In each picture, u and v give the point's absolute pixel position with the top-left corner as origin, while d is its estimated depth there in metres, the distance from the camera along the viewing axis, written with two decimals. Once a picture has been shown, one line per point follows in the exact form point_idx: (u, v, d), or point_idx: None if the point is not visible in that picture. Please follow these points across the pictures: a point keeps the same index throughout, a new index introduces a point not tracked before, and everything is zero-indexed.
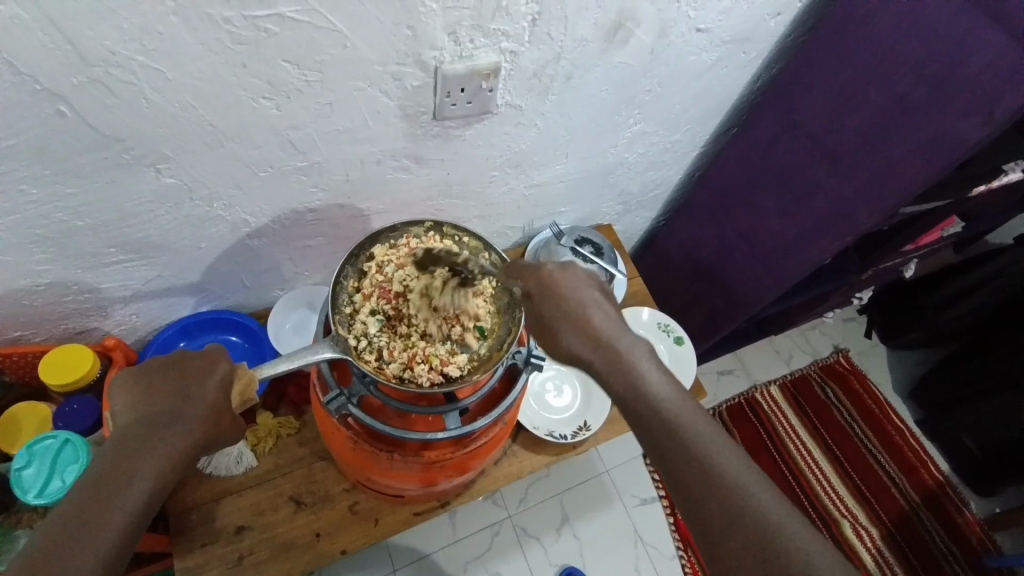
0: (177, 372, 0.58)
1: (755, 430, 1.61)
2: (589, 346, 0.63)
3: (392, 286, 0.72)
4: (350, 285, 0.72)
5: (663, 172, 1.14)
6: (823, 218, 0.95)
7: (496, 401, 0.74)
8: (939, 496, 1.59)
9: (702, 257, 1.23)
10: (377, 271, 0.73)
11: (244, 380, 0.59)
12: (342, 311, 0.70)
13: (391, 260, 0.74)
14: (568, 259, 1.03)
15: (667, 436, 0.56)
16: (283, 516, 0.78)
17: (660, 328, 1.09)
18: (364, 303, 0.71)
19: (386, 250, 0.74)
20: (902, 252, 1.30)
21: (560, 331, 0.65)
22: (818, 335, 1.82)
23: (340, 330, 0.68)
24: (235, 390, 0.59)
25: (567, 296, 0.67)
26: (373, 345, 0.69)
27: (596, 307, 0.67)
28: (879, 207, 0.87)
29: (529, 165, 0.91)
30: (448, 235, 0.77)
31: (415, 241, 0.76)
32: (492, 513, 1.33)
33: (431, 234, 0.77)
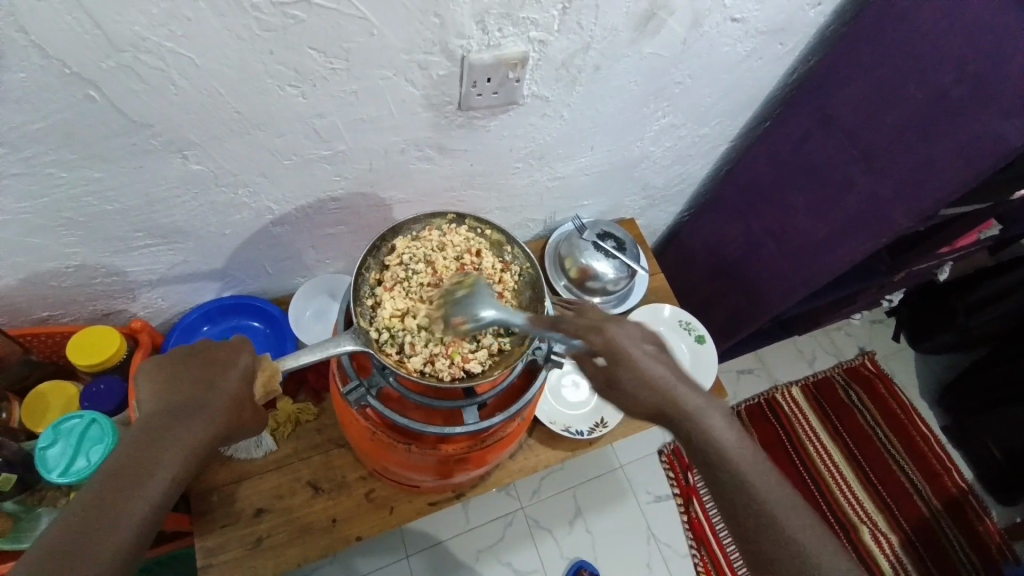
0: (200, 361, 0.59)
1: (774, 430, 1.58)
2: (662, 407, 0.59)
3: (413, 281, 0.73)
4: (372, 278, 0.72)
5: (690, 167, 1.11)
6: (856, 218, 0.92)
7: (514, 397, 0.73)
8: (963, 505, 1.55)
9: (727, 255, 1.20)
10: (399, 264, 0.73)
11: (266, 375, 0.60)
12: (365, 304, 0.70)
13: (413, 254, 0.74)
14: (590, 253, 1.01)
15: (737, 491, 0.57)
16: (300, 501, 0.79)
17: (682, 326, 1.07)
18: (387, 297, 0.71)
19: (408, 242, 0.74)
20: (936, 254, 1.26)
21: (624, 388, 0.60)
22: (843, 336, 1.78)
23: (363, 323, 0.68)
24: (259, 383, 0.60)
25: (636, 361, 0.60)
26: (396, 339, 0.69)
27: (660, 365, 0.61)
28: (916, 209, 0.83)
29: (553, 157, 0.90)
30: (469, 227, 0.77)
31: (436, 235, 0.76)
32: (505, 504, 1.33)
33: (453, 226, 0.77)
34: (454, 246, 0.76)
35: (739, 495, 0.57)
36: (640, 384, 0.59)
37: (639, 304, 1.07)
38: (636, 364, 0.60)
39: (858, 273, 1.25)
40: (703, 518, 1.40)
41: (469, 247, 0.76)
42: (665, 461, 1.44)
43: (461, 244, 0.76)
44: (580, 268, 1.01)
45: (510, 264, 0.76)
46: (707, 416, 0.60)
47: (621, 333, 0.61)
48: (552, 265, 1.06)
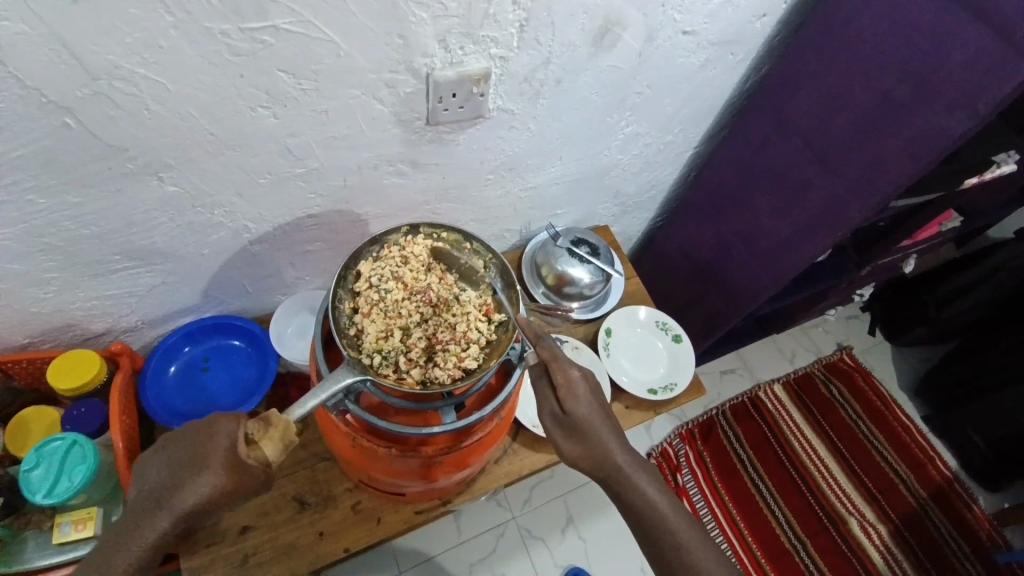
0: (190, 435, 0.58)
1: (760, 428, 1.60)
2: (594, 459, 0.69)
3: (387, 301, 0.76)
4: (347, 307, 0.74)
5: (658, 173, 1.15)
6: (816, 214, 0.96)
7: (491, 397, 0.75)
8: (948, 492, 1.58)
9: (700, 258, 1.24)
10: (369, 287, 0.75)
11: (280, 427, 0.58)
12: (349, 334, 0.72)
13: (380, 274, 0.76)
14: (564, 260, 1.04)
15: (658, 532, 0.67)
16: (286, 516, 0.80)
17: (659, 327, 1.10)
18: (367, 321, 0.73)
19: (371, 264, 0.76)
20: (898, 248, 1.31)
21: (564, 438, 0.71)
22: (821, 333, 1.82)
23: (353, 353, 0.70)
24: (266, 440, 0.58)
25: (581, 412, 0.70)
26: (390, 359, 0.72)
27: (601, 419, 0.71)
28: (872, 203, 0.87)
29: (524, 168, 0.93)
30: (426, 235, 0.79)
31: (396, 250, 0.78)
32: (497, 515, 1.33)
33: (410, 238, 0.79)
34: (416, 256, 0.78)
35: (659, 534, 0.67)
36: (582, 429, 0.70)
37: (615, 307, 1.10)
38: (579, 413, 0.70)
39: (826, 269, 1.29)
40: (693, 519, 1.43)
41: (431, 254, 0.79)
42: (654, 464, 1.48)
43: (423, 253, 0.79)
44: (556, 274, 1.04)
45: (475, 259, 0.79)
46: (638, 475, 0.69)
47: (579, 388, 0.71)
48: (529, 274, 1.09)
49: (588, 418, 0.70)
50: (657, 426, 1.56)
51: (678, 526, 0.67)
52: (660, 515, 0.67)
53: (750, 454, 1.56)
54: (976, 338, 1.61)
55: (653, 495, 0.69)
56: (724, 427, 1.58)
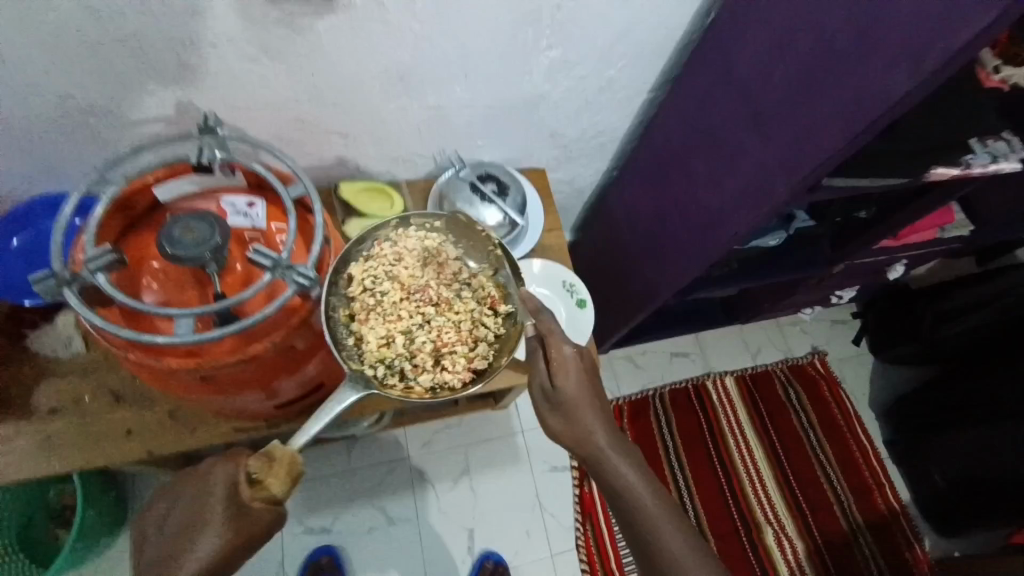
0: (197, 482, 0.63)
1: (698, 419, 1.50)
2: (572, 434, 0.77)
3: (385, 304, 0.80)
4: (344, 315, 0.77)
5: (604, 118, 1.01)
6: (744, 187, 0.82)
7: (294, 314, 0.62)
8: (887, 523, 1.48)
9: (639, 222, 1.10)
10: (364, 292, 0.80)
11: (285, 461, 0.60)
12: (349, 343, 0.75)
13: (373, 276, 0.81)
14: (464, 197, 0.94)
15: (629, 504, 0.76)
16: (100, 408, 0.78)
17: (565, 289, 0.99)
18: (367, 329, 0.77)
19: (363, 268, 0.80)
20: (879, 249, 1.15)
21: (551, 414, 0.78)
22: (796, 333, 1.67)
23: (358, 363, 0.73)
24: (269, 477, 0.60)
25: (567, 390, 0.76)
26: (395, 366, 0.76)
27: (586, 398, 0.77)
28: (800, 179, 0.73)
29: (419, 81, 0.81)
30: (416, 231, 0.85)
31: (387, 250, 0.83)
32: (391, 451, 1.31)
33: (400, 233, 0.85)
34: (406, 256, 0.84)
35: (630, 506, 0.76)
36: (568, 404, 0.76)
37: (522, 259, 1.00)
38: (565, 391, 0.76)
39: (789, 259, 1.14)
40: (597, 495, 1.36)
41: (420, 254, 0.84)
42: None
43: (413, 252, 0.84)
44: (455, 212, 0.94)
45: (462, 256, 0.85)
46: (613, 454, 0.76)
47: (569, 364, 0.77)
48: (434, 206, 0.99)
49: (574, 397, 0.76)
50: None
51: (645, 497, 0.76)
52: (629, 488, 0.76)
53: (679, 444, 1.47)
54: (967, 365, 1.43)
55: (627, 472, 0.76)
56: (656, 410, 1.50)
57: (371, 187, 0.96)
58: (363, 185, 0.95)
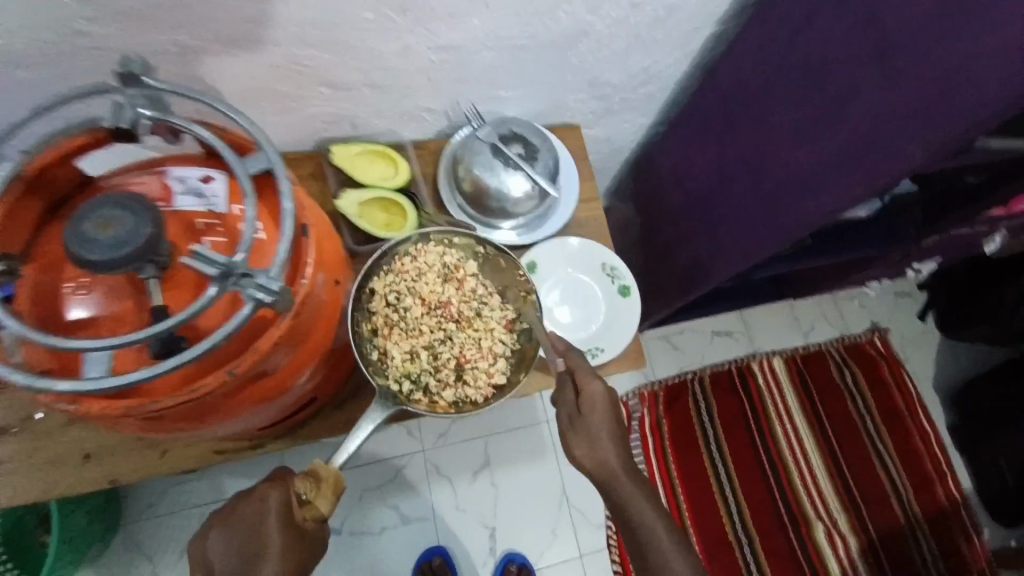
0: (233, 515, 0.56)
1: (741, 405, 1.35)
2: (594, 469, 0.64)
3: (407, 318, 0.69)
4: (366, 328, 0.68)
5: (658, 59, 0.80)
6: (853, 143, 0.62)
7: (259, 334, 0.46)
8: (949, 520, 1.32)
9: (692, 190, 0.91)
10: (387, 306, 0.69)
11: (330, 482, 0.56)
12: (373, 358, 0.67)
13: (395, 290, 0.69)
14: (483, 162, 0.76)
15: (652, 557, 0.65)
16: (54, 428, 0.65)
17: (604, 272, 0.83)
18: (391, 343, 0.68)
19: (385, 281, 0.69)
20: (983, 219, 0.95)
21: (569, 445, 0.64)
22: (854, 308, 1.48)
23: (383, 380, 0.66)
24: (319, 498, 0.56)
25: (593, 423, 0.63)
26: (421, 381, 0.68)
27: (613, 433, 0.64)
28: (937, 136, 0.55)
29: (427, 12, 0.61)
30: (437, 243, 0.72)
31: (408, 263, 0.70)
32: (404, 444, 1.21)
33: (421, 246, 0.71)
34: (429, 268, 0.71)
35: (652, 558, 0.65)
36: (594, 437, 0.63)
37: (554, 236, 0.83)
38: (591, 423, 0.63)
39: (871, 232, 0.95)
40: None
41: (443, 265, 0.71)
42: None
43: (435, 264, 0.71)
44: (473, 180, 0.76)
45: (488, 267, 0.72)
46: (634, 496, 0.64)
47: (599, 396, 0.63)
48: (446, 174, 0.81)
49: (602, 432, 0.63)
50: (618, 380, 1.33)
51: (669, 550, 0.64)
52: (653, 541, 0.64)
53: (720, 433, 1.33)
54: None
55: (651, 517, 0.64)
56: (695, 395, 1.35)
57: (371, 151, 0.78)
58: (360, 149, 0.78)
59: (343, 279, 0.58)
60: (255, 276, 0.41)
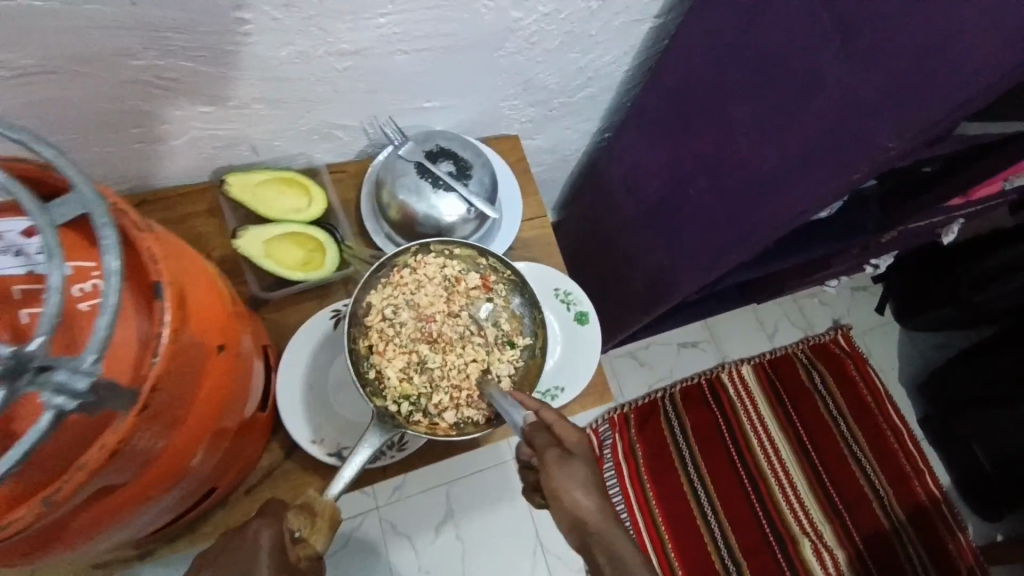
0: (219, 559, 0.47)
1: (715, 419, 1.29)
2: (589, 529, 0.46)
3: (405, 335, 0.56)
4: (362, 346, 0.55)
5: (596, 57, 0.73)
6: (820, 133, 0.56)
7: (95, 439, 0.34)
8: (930, 515, 1.29)
9: (646, 197, 0.84)
10: (384, 322, 0.56)
11: (326, 514, 0.47)
12: (367, 379, 0.54)
13: (392, 303, 0.57)
14: (407, 184, 0.66)
15: None
16: None
17: (558, 299, 0.73)
18: (387, 361, 0.55)
19: (383, 294, 0.57)
20: (941, 207, 0.91)
21: (560, 495, 0.46)
22: (814, 305, 1.46)
23: (377, 403, 0.53)
24: (314, 534, 0.47)
25: (581, 462, 0.48)
26: (420, 404, 0.54)
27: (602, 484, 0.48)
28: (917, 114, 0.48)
29: (318, 9, 0.51)
30: (437, 253, 0.60)
31: (407, 275, 0.58)
32: (356, 503, 1.08)
33: (422, 257, 0.59)
34: (430, 279, 0.58)
35: None
36: (585, 487, 0.47)
37: None
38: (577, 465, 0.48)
39: (833, 230, 0.90)
40: None
41: (444, 276, 0.59)
42: None
43: (436, 275, 0.59)
44: (399, 206, 0.66)
45: (490, 278, 0.60)
46: None
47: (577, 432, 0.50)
48: (369, 200, 0.71)
49: (591, 480, 0.47)
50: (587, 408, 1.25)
51: None
52: None
53: (696, 452, 1.25)
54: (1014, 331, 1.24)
55: None
56: (667, 413, 1.28)
57: (275, 179, 0.66)
58: (261, 177, 0.65)
59: (234, 344, 0.47)
60: (59, 368, 0.29)
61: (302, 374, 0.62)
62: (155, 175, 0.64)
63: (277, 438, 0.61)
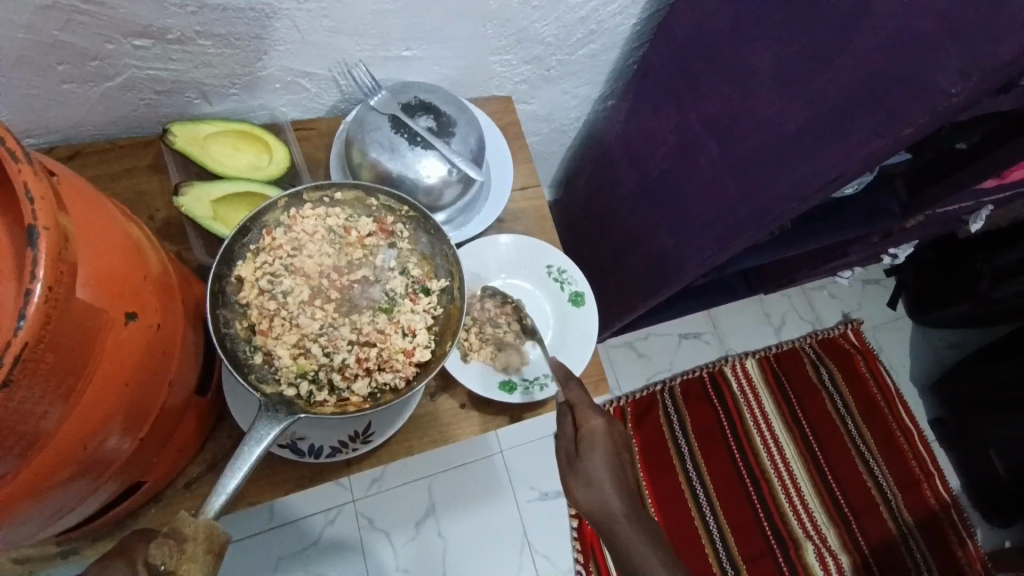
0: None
1: (715, 415, 1.22)
2: (597, 512, 0.53)
3: (292, 304, 0.49)
4: (240, 329, 0.47)
5: (599, 4, 0.64)
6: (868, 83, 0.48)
7: None
8: (940, 521, 1.22)
9: (649, 169, 0.76)
10: (264, 294, 0.48)
11: (199, 537, 0.38)
12: (253, 366, 0.46)
13: (269, 270, 0.49)
14: (380, 140, 0.57)
15: None
16: None
17: (550, 277, 0.66)
18: (276, 340, 0.47)
19: (255, 262, 0.49)
20: (973, 190, 0.83)
21: (573, 481, 0.54)
22: (824, 298, 1.38)
23: (269, 390, 0.45)
24: (184, 565, 0.37)
25: (593, 456, 0.53)
26: (323, 380, 0.47)
27: (617, 470, 0.53)
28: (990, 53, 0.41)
29: None
30: (315, 203, 0.52)
31: (281, 235, 0.50)
32: (331, 496, 1.02)
33: (295, 212, 0.51)
34: (312, 236, 0.51)
35: None
36: (593, 474, 0.53)
37: (481, 235, 0.65)
38: (591, 456, 0.53)
39: (855, 211, 0.81)
40: None
41: (330, 229, 0.52)
42: None
43: (319, 229, 0.51)
44: (370, 165, 0.58)
45: (386, 221, 0.53)
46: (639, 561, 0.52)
47: (597, 426, 0.54)
48: (340, 161, 0.63)
49: (600, 468, 0.53)
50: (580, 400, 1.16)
51: None
52: None
53: (695, 449, 1.19)
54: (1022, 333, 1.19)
55: None
56: (666, 408, 1.21)
57: (232, 132, 0.58)
58: (214, 129, 0.56)
59: (157, 313, 0.39)
60: None
61: None
62: (92, 125, 0.57)
63: (223, 428, 0.54)
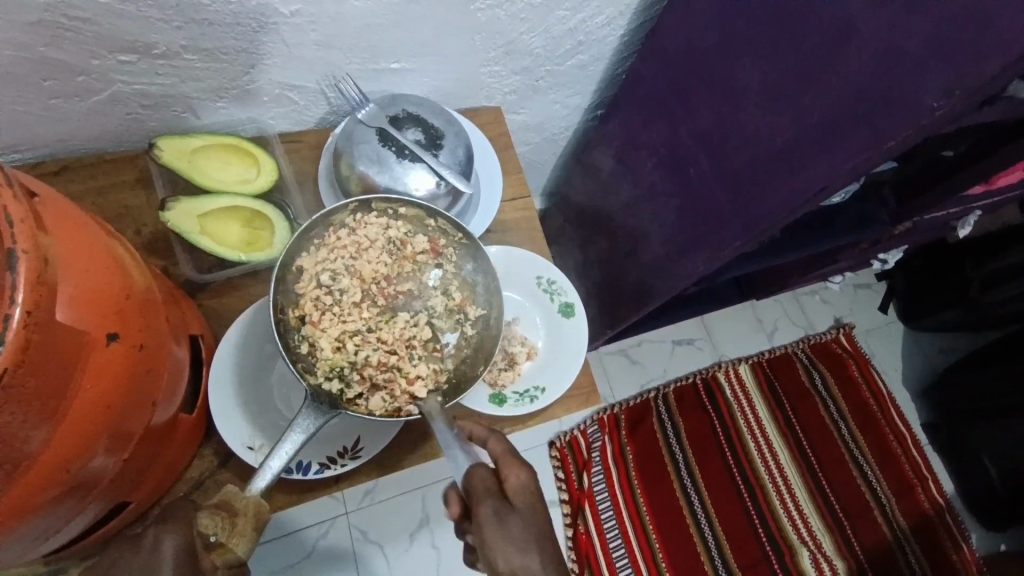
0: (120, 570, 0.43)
1: (709, 421, 1.22)
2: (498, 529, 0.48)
3: (344, 303, 0.48)
4: (292, 317, 0.47)
5: (587, 16, 0.65)
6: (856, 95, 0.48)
7: None
8: (934, 526, 1.22)
9: (640, 178, 0.76)
10: (319, 290, 0.48)
11: (249, 513, 0.42)
12: (299, 354, 0.46)
13: (329, 267, 0.49)
14: (368, 153, 0.57)
15: None
16: None
17: (541, 289, 0.66)
18: (322, 333, 0.47)
19: (316, 257, 0.49)
20: (960, 197, 0.84)
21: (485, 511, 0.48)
22: (816, 303, 1.39)
23: (310, 381, 0.45)
24: (234, 538, 0.41)
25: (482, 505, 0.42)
26: (361, 380, 0.46)
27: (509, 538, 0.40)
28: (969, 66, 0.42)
29: None
30: (380, 212, 0.52)
31: (346, 236, 0.51)
32: (323, 509, 1.01)
33: (360, 217, 0.52)
34: (372, 243, 0.51)
35: None
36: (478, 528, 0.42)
37: None
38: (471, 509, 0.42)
39: (843, 219, 0.82)
40: (594, 533, 1.10)
41: (388, 239, 0.51)
42: (557, 457, 1.13)
43: (379, 237, 0.51)
44: (359, 179, 0.57)
45: (438, 242, 0.52)
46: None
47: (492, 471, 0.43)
48: (328, 174, 0.63)
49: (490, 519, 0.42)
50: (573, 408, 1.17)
51: None
52: None
53: (690, 456, 1.19)
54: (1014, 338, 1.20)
55: None
56: (660, 414, 1.21)
57: (220, 145, 0.57)
58: (202, 142, 0.56)
59: (140, 331, 0.38)
60: None
61: (236, 373, 0.54)
62: (78, 140, 0.56)
63: (210, 445, 0.53)
